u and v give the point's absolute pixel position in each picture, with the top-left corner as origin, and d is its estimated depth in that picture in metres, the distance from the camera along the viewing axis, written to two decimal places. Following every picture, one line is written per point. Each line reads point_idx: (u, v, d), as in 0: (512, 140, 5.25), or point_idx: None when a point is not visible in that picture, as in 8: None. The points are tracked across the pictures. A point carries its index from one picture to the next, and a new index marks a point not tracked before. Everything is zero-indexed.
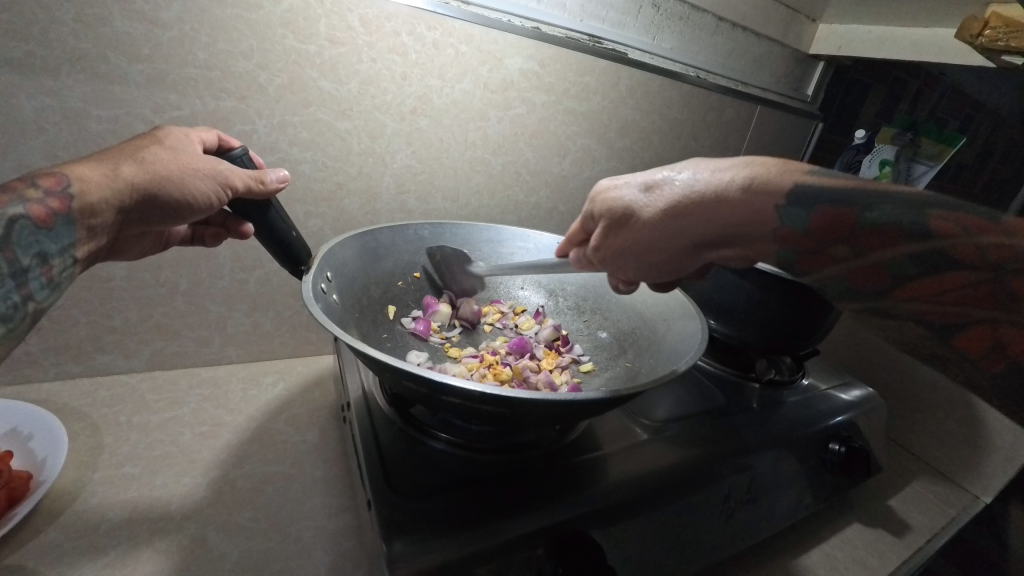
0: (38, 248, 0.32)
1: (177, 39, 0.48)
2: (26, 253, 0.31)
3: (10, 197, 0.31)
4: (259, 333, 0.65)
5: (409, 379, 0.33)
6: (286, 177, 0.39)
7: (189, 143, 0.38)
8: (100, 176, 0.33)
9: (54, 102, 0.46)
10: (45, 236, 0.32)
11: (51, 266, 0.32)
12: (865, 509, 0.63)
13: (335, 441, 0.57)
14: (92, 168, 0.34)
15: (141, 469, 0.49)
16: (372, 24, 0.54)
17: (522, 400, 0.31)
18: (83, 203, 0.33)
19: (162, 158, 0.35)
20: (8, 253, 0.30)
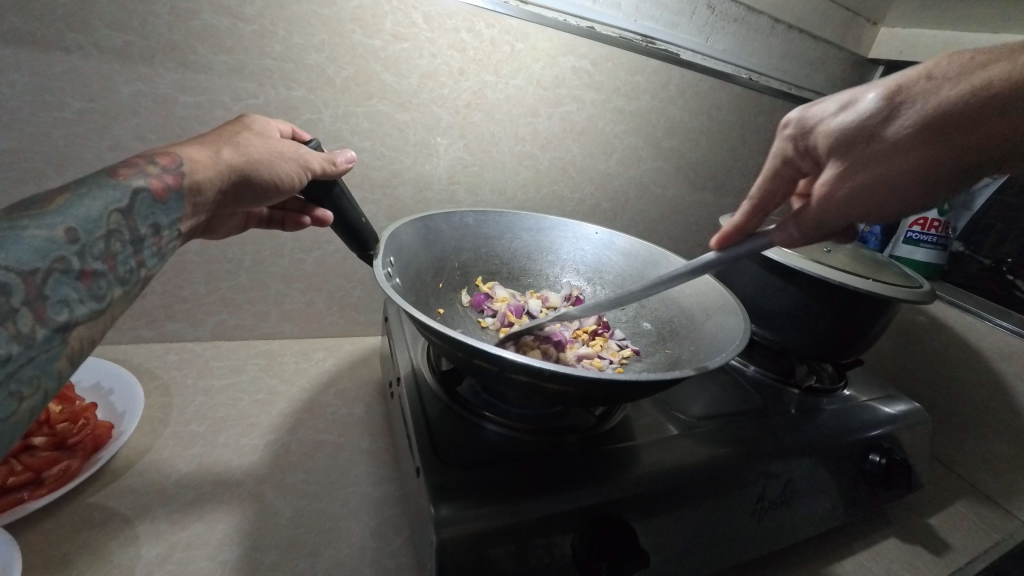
0: (153, 220, 0.33)
1: (257, 32, 0.52)
2: (144, 223, 0.32)
3: (134, 170, 0.32)
4: (312, 311, 0.69)
5: (470, 353, 0.35)
6: (352, 158, 0.44)
7: (271, 131, 0.42)
8: (205, 158, 0.36)
9: (146, 88, 0.51)
10: (159, 209, 0.33)
11: (160, 237, 0.33)
12: (903, 525, 0.62)
13: (380, 416, 0.60)
14: (198, 150, 0.36)
15: (206, 428, 0.53)
16: (434, 21, 0.57)
17: (582, 379, 0.33)
18: (192, 181, 0.35)
19: (253, 142, 0.39)
20: (131, 222, 0.31)
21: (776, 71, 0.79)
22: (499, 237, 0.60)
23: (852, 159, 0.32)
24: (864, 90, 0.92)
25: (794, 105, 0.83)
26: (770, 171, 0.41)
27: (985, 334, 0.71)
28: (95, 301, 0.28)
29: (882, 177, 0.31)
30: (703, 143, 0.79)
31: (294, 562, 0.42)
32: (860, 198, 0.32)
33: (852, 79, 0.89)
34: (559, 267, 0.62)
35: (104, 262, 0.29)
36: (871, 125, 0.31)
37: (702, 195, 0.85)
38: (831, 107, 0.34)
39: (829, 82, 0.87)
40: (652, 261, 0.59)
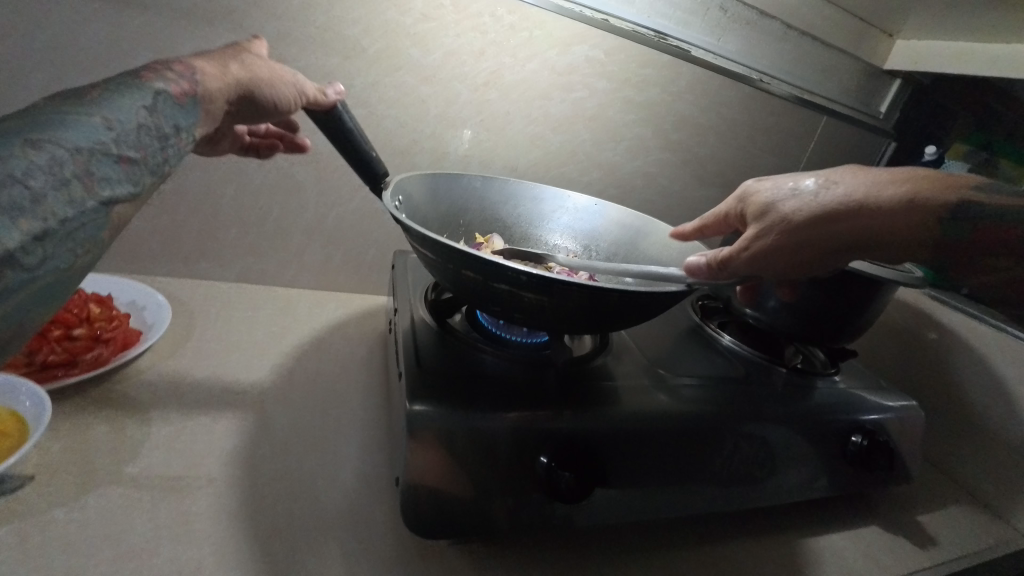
0: (175, 121, 0.35)
1: (303, 4, 0.59)
2: (168, 121, 0.34)
3: (155, 75, 0.35)
4: (329, 265, 0.75)
5: (453, 262, 0.39)
6: (342, 90, 0.49)
7: (264, 57, 0.46)
8: (216, 72, 0.40)
9: (204, 46, 0.59)
10: (179, 112, 0.35)
11: (181, 138, 0.35)
12: (888, 516, 0.61)
13: (380, 359, 0.64)
14: (205, 64, 0.39)
15: (222, 348, 0.59)
16: (460, 4, 0.63)
17: (556, 286, 0.36)
18: (205, 90, 0.38)
19: (255, 64, 0.43)
20: (157, 118, 0.33)
21: (788, 76, 0.82)
22: (503, 202, 0.64)
23: (763, 222, 0.48)
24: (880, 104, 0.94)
25: (806, 111, 0.86)
26: (714, 215, 0.55)
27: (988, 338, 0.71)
28: (133, 186, 0.30)
29: (789, 245, 0.47)
30: (712, 139, 0.82)
31: (283, 457, 0.46)
32: (778, 254, 0.47)
33: (868, 91, 0.91)
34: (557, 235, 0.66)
35: (139, 152, 0.31)
36: (781, 199, 0.48)
37: (710, 191, 0.87)
38: (771, 184, 0.50)
39: (843, 92, 0.89)
40: (645, 230, 0.62)
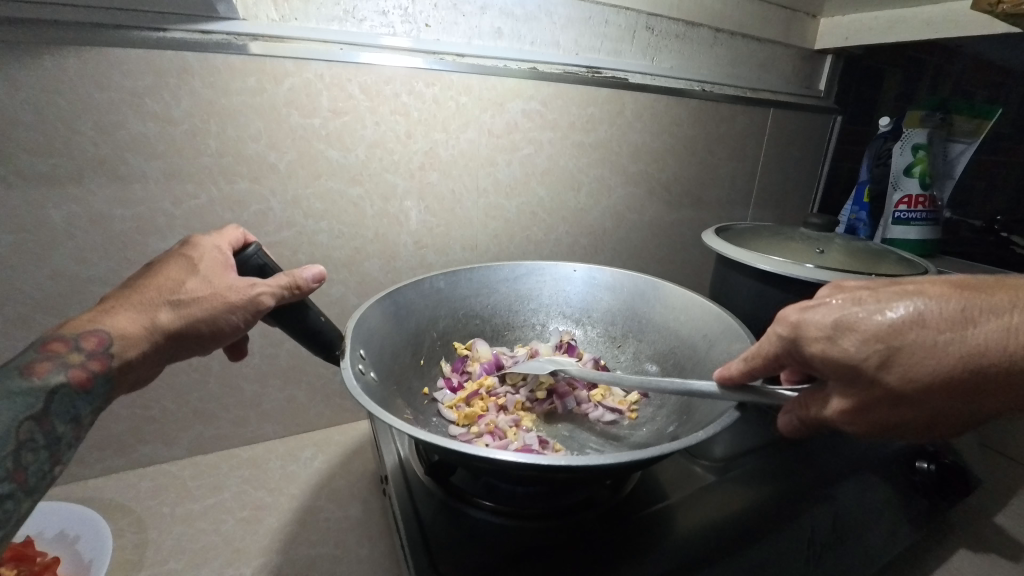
0: (71, 415, 0.32)
1: (189, 132, 0.50)
2: (63, 421, 0.31)
3: (54, 365, 0.32)
4: (294, 406, 0.64)
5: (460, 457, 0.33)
6: (320, 274, 0.41)
7: (221, 273, 0.39)
8: (135, 331, 0.35)
9: (79, 209, 0.48)
10: (80, 401, 0.33)
11: (81, 427, 0.32)
12: (971, 531, 0.56)
13: (379, 513, 0.54)
14: (128, 321, 0.35)
15: (185, 563, 0.48)
16: (372, 90, 0.55)
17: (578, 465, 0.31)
18: (121, 359, 0.34)
19: (196, 297, 0.37)
20: (47, 424, 0.30)
21: (728, 78, 0.79)
22: (474, 297, 0.56)
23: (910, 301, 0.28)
24: (819, 79, 0.91)
25: (754, 107, 0.82)
26: None
27: None
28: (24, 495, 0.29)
29: None
30: (670, 161, 0.78)
31: None
32: None
33: (807, 72, 0.89)
34: (544, 314, 0.59)
35: (12, 479, 0.28)
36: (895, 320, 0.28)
37: (679, 213, 0.82)
38: None
39: (782, 80, 0.86)
40: (656, 297, 0.54)
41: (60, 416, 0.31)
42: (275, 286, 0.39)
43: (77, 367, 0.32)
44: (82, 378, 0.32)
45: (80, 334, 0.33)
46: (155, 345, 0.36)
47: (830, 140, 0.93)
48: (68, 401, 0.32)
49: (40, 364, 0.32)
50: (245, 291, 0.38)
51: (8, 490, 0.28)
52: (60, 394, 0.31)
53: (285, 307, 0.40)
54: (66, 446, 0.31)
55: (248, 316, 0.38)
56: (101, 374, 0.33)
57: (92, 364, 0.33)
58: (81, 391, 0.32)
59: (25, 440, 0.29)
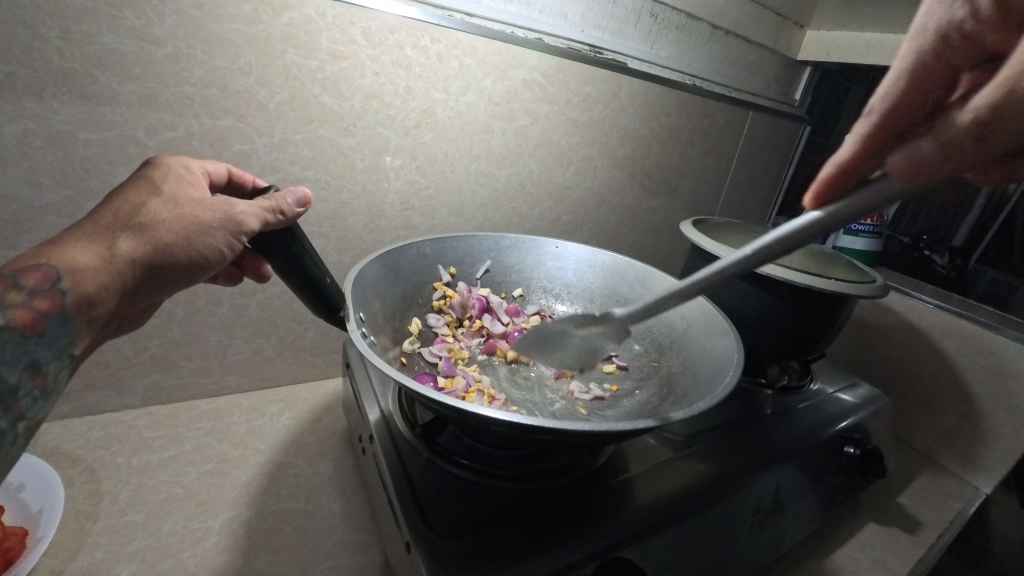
0: (28, 359, 0.28)
1: (172, 56, 0.45)
2: (16, 367, 0.27)
3: None
4: (261, 360, 0.62)
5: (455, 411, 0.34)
6: (305, 198, 0.38)
7: (189, 190, 0.36)
8: (94, 261, 0.31)
9: (35, 126, 0.43)
10: (36, 343, 0.28)
11: (44, 374, 0.28)
12: (877, 507, 0.64)
13: (352, 471, 0.54)
14: (84, 250, 0.31)
15: (145, 515, 0.46)
16: (375, 37, 0.52)
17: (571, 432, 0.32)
18: (77, 295, 0.30)
19: (162, 220, 0.33)
20: None
21: (716, 75, 0.81)
22: (459, 263, 0.56)
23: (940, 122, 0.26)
24: (795, 89, 0.96)
25: (736, 106, 0.85)
26: None
27: (928, 315, 0.76)
28: None
29: None
30: (655, 149, 0.80)
31: None
32: None
33: (786, 79, 0.93)
34: (527, 287, 0.60)
35: None
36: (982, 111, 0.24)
37: (656, 200, 0.85)
38: None
39: (764, 83, 0.89)
40: (638, 279, 0.57)
41: (10, 365, 0.27)
42: (255, 207, 0.35)
43: (21, 307, 0.28)
44: (29, 319, 0.28)
45: (20, 268, 0.28)
46: (123, 277, 0.32)
47: (796, 147, 0.99)
48: (16, 345, 0.27)
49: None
50: (226, 212, 0.35)
51: None
52: (4, 336, 0.27)
53: (271, 234, 0.37)
54: (25, 397, 0.27)
55: (230, 239, 0.35)
56: (54, 313, 0.29)
57: (40, 302, 0.28)
58: (30, 333, 0.28)
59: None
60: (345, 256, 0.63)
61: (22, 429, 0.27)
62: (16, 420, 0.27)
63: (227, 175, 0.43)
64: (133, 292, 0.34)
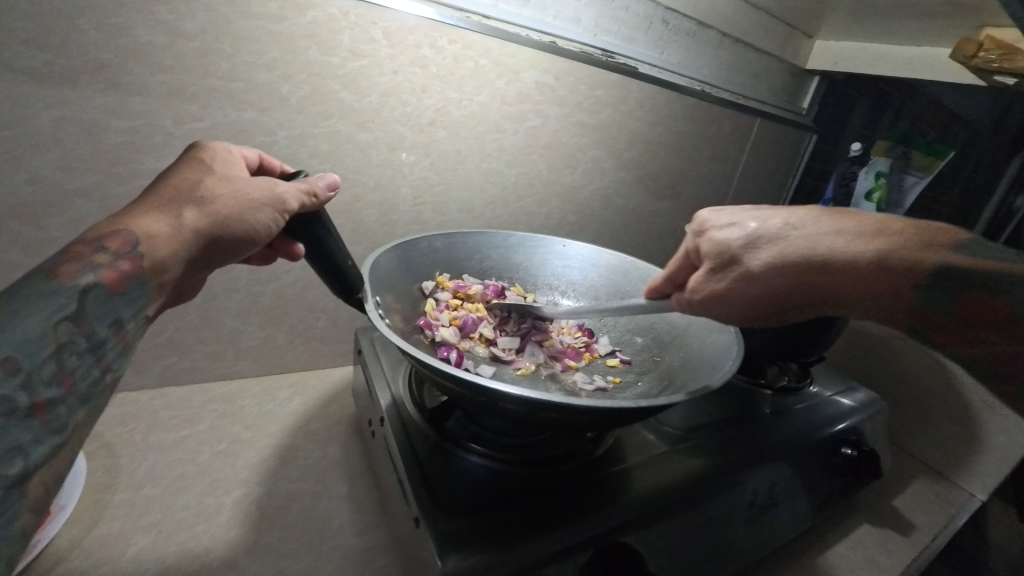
0: (112, 316, 0.29)
1: (200, 49, 0.47)
2: (103, 323, 0.28)
3: (81, 265, 0.28)
4: (272, 346, 0.64)
5: (465, 387, 0.36)
6: (334, 182, 0.41)
7: (235, 169, 0.38)
8: (166, 230, 0.33)
9: (69, 113, 0.45)
10: (119, 301, 0.29)
11: (125, 332, 0.29)
12: (872, 509, 0.65)
13: (359, 456, 0.55)
14: (156, 221, 0.33)
15: (162, 490, 0.48)
16: (394, 37, 0.54)
17: (575, 410, 0.34)
18: (153, 260, 0.31)
19: (219, 195, 0.35)
20: (86, 326, 0.27)
21: (724, 82, 0.83)
22: (469, 258, 0.58)
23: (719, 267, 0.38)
24: (802, 98, 0.97)
25: (743, 113, 0.86)
26: None
27: None
28: (54, 435, 0.24)
29: None
30: (661, 153, 0.81)
31: None
32: None
33: (793, 89, 0.95)
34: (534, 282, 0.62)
35: (60, 384, 0.25)
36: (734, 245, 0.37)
37: (661, 203, 0.87)
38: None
39: (771, 92, 0.91)
40: (642, 278, 0.59)
41: (98, 319, 0.28)
42: (295, 189, 0.38)
43: (109, 267, 0.29)
44: (115, 278, 0.29)
45: (104, 234, 0.30)
46: (188, 248, 0.34)
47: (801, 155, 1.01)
48: (104, 302, 0.28)
49: (67, 265, 0.28)
50: (272, 190, 0.37)
51: (59, 394, 0.25)
52: (94, 293, 0.28)
53: (306, 217, 0.39)
54: (111, 351, 0.28)
55: (276, 215, 0.37)
56: (135, 275, 0.30)
57: (123, 264, 0.30)
58: (116, 292, 0.29)
59: (65, 341, 0.26)
60: (356, 248, 0.64)
61: (112, 381, 0.28)
62: (104, 371, 0.28)
63: (258, 162, 0.44)
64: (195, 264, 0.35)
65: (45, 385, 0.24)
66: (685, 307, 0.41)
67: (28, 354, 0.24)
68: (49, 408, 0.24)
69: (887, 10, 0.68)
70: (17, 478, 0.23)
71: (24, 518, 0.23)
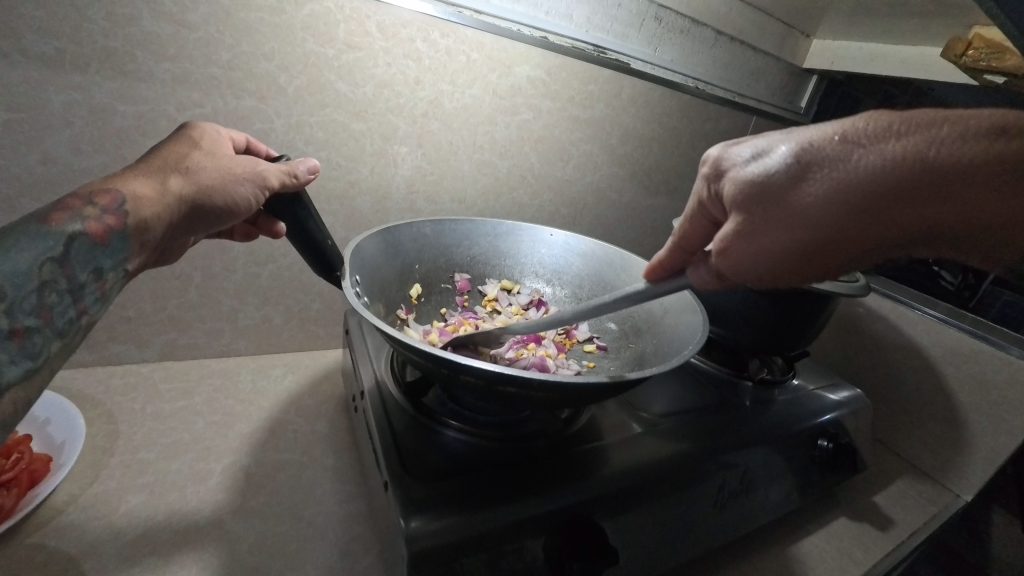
0: (94, 264, 0.32)
1: (203, 40, 0.50)
2: (84, 269, 0.31)
3: (69, 215, 0.31)
4: (269, 326, 0.67)
5: (433, 360, 0.37)
6: (314, 168, 0.43)
7: (223, 148, 0.41)
8: (151, 193, 0.35)
9: (79, 97, 0.48)
10: (102, 252, 0.32)
11: (104, 281, 0.32)
12: (851, 504, 0.65)
13: (345, 431, 0.58)
14: (143, 185, 0.35)
15: (156, 455, 0.50)
16: (388, 30, 0.56)
17: (536, 384, 0.36)
18: (137, 219, 0.34)
19: (204, 167, 0.38)
20: (69, 270, 0.30)
21: (720, 80, 0.83)
22: (457, 245, 0.60)
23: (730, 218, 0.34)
24: (801, 97, 0.98)
25: (739, 112, 0.87)
26: None
27: (917, 323, 0.77)
28: (29, 359, 0.27)
29: None
30: (655, 149, 0.82)
31: None
32: None
33: (791, 88, 0.95)
34: (520, 270, 0.64)
35: (40, 316, 0.28)
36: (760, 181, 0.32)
37: (655, 199, 0.88)
38: None
39: (768, 91, 0.92)
40: (623, 267, 0.60)
41: (81, 266, 0.31)
42: (275, 168, 0.41)
43: (95, 220, 0.31)
44: (100, 230, 0.32)
45: (93, 192, 0.32)
46: (171, 212, 0.36)
47: None
48: (89, 250, 0.31)
49: (57, 214, 0.31)
50: (254, 168, 0.40)
51: (37, 323, 0.27)
52: (80, 241, 0.31)
53: (285, 196, 0.42)
54: (89, 297, 0.31)
55: (257, 191, 0.40)
56: (119, 230, 0.33)
57: (109, 219, 0.32)
58: (99, 243, 0.31)
59: (48, 279, 0.29)
60: (351, 234, 0.67)
61: (86, 324, 0.31)
62: (82, 313, 0.30)
63: (246, 146, 0.47)
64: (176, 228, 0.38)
65: (25, 314, 0.27)
66: (715, 278, 0.36)
67: (15, 283, 0.27)
68: (27, 335, 0.27)
69: (880, 9, 0.68)
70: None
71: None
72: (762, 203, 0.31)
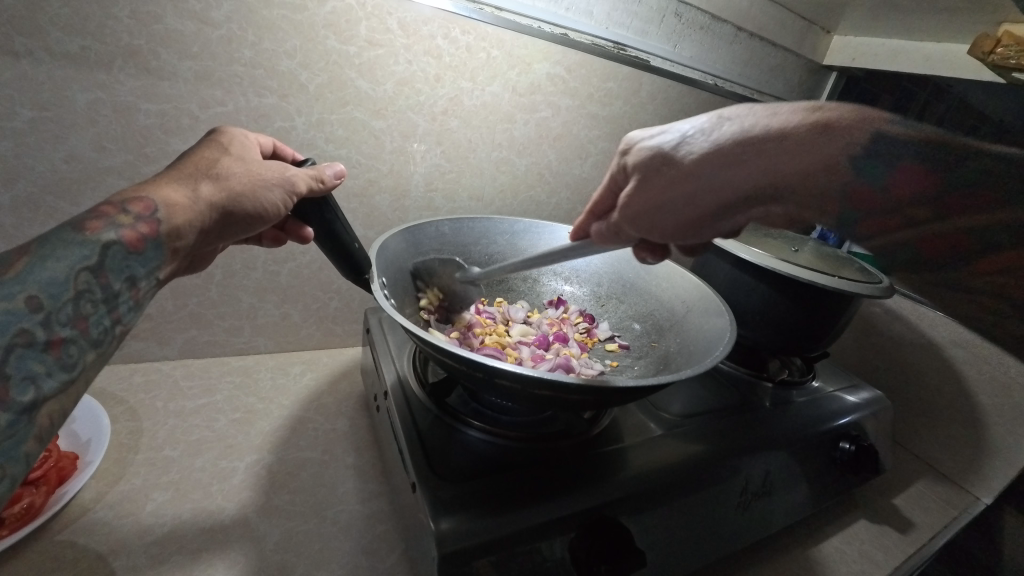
0: (128, 272, 0.31)
1: (226, 37, 0.50)
2: (119, 277, 0.31)
3: (105, 222, 0.31)
4: (288, 324, 0.67)
5: (463, 362, 0.37)
6: (339, 172, 0.43)
7: (252, 154, 0.41)
8: (184, 200, 0.35)
9: (104, 96, 0.48)
10: (135, 260, 0.32)
11: (138, 289, 0.32)
12: (870, 506, 0.65)
13: (365, 430, 0.58)
14: (176, 191, 0.35)
15: (179, 452, 0.51)
16: (409, 27, 0.56)
17: (567, 387, 0.35)
18: (170, 226, 0.34)
19: (234, 173, 0.38)
20: (104, 278, 0.30)
21: (739, 77, 0.83)
22: (475, 243, 0.59)
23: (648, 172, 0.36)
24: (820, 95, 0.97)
25: None
26: None
27: (937, 323, 0.76)
28: (64, 371, 0.27)
29: None
30: None
31: None
32: None
33: (809, 85, 0.94)
34: (538, 269, 0.64)
35: (75, 326, 0.27)
36: (670, 151, 0.35)
37: None
38: None
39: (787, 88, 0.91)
40: (643, 265, 0.59)
41: (116, 274, 0.30)
42: (304, 173, 0.40)
43: (129, 228, 0.31)
44: (135, 238, 0.32)
45: (127, 199, 0.33)
46: (203, 219, 0.36)
47: None
48: (123, 258, 0.31)
49: (92, 222, 0.31)
50: (283, 173, 0.39)
51: (73, 334, 0.27)
52: (114, 250, 0.30)
53: (313, 201, 0.41)
54: (123, 306, 0.31)
55: (285, 196, 0.40)
56: (152, 238, 0.33)
57: (142, 227, 0.32)
58: (133, 251, 0.31)
59: (83, 289, 0.28)
60: (370, 232, 0.67)
61: (121, 333, 0.31)
62: (116, 322, 0.30)
63: (272, 149, 0.47)
64: (206, 234, 0.37)
65: (61, 325, 0.27)
66: (611, 233, 0.43)
67: (50, 294, 0.27)
68: (64, 346, 0.27)
69: (905, 5, 0.67)
70: (29, 405, 0.25)
71: (31, 444, 0.25)
72: (652, 172, 0.36)
